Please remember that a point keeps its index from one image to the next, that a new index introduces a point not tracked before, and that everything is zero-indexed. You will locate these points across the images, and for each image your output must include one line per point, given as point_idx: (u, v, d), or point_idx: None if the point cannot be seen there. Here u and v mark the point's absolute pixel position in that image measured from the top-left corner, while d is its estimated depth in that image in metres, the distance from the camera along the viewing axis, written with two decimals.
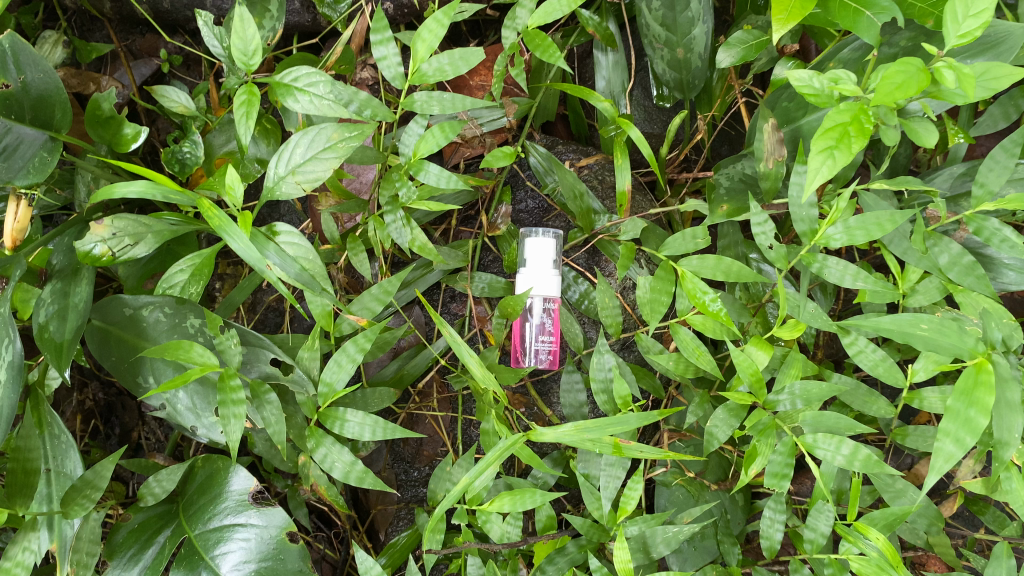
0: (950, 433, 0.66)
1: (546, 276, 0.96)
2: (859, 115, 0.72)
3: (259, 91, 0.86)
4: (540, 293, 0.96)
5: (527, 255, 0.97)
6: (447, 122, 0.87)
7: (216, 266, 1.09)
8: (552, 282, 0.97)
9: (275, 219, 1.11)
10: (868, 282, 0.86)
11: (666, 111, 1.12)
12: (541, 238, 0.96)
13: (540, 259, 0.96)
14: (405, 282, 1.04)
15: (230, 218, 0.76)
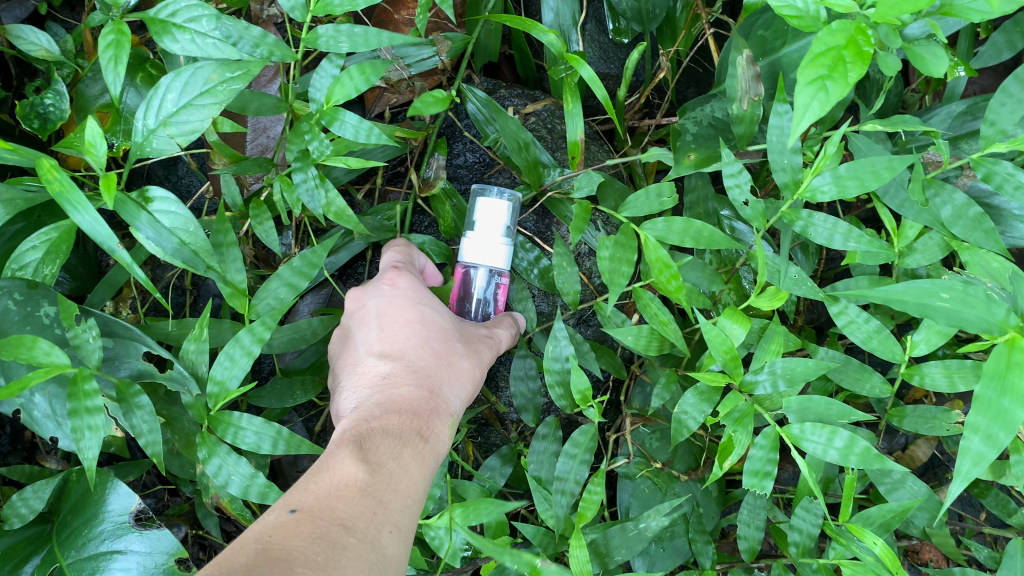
0: (980, 429, 0.52)
1: (492, 248, 0.80)
2: (857, 36, 0.58)
3: (129, 29, 0.70)
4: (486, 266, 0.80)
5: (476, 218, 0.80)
6: (365, 61, 0.70)
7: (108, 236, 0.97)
8: (499, 254, 0.80)
9: (172, 182, 0.95)
10: (860, 242, 0.72)
11: (623, 48, 1.00)
12: (492, 203, 0.78)
13: (489, 224, 0.79)
14: (330, 251, 0.89)
15: (76, 183, 0.61)
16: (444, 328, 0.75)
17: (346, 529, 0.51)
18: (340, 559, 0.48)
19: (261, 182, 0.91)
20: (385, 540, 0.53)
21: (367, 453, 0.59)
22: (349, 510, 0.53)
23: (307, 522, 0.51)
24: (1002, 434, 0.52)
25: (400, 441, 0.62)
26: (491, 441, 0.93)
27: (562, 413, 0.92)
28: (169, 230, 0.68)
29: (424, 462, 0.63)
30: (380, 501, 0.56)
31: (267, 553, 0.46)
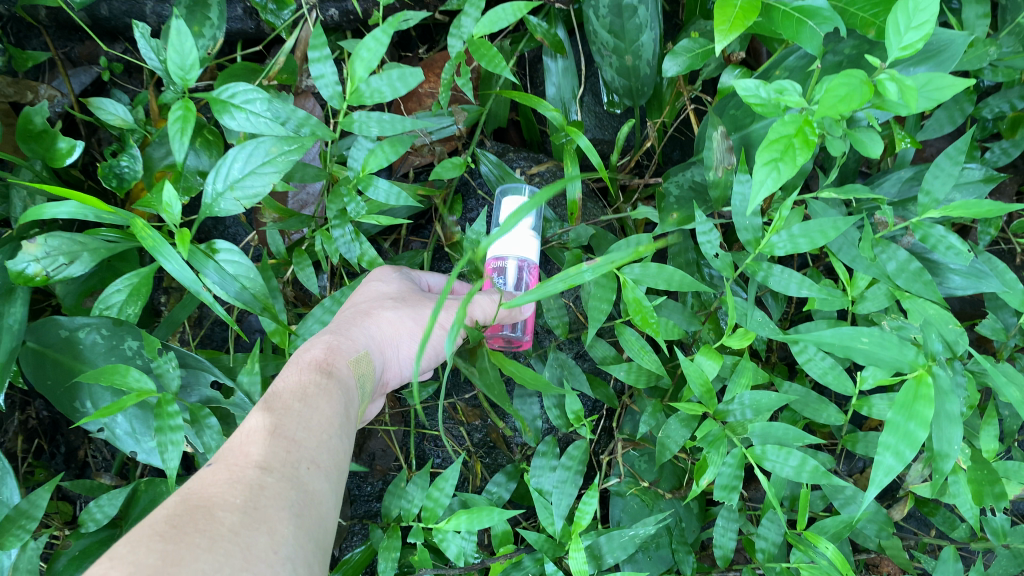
0: (890, 447, 0.66)
1: (526, 241, 0.90)
2: (804, 127, 0.71)
3: (194, 106, 0.82)
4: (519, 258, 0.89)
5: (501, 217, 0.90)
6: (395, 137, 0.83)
7: (161, 279, 1.08)
8: (530, 244, 0.90)
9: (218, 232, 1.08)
10: (814, 290, 0.85)
11: (616, 117, 1.14)
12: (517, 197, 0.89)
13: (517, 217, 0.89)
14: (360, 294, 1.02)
15: (166, 240, 0.74)
16: (379, 295, 0.86)
17: (261, 470, 0.62)
18: (257, 499, 0.60)
19: (301, 232, 1.04)
20: (301, 475, 0.65)
21: (273, 403, 0.70)
22: (262, 452, 0.65)
23: (223, 470, 0.62)
24: (908, 451, 0.66)
25: (304, 383, 0.73)
26: (498, 462, 1.04)
27: (562, 437, 1.04)
28: (233, 276, 0.81)
29: (332, 398, 0.73)
30: (290, 440, 0.67)
31: (187, 503, 0.57)
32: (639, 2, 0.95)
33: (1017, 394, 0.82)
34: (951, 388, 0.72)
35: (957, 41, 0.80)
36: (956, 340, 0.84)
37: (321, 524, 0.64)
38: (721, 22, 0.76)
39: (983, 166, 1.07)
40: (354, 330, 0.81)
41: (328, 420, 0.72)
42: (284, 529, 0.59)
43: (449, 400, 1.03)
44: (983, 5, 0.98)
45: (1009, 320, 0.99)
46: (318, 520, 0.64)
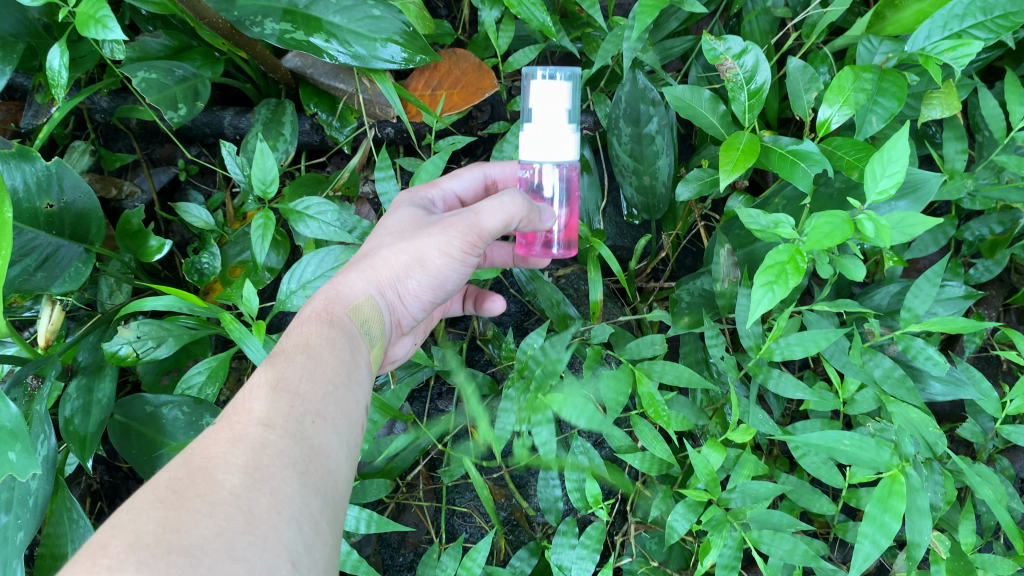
0: (868, 534, 0.77)
1: (560, 134, 0.87)
2: (795, 255, 0.83)
3: (273, 215, 0.98)
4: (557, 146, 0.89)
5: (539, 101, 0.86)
6: None
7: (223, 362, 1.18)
8: (565, 142, 0.88)
9: (285, 328, 1.21)
10: (807, 392, 0.96)
11: (634, 228, 1.26)
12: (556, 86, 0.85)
13: (553, 105, 0.86)
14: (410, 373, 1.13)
15: (250, 332, 0.90)
16: (384, 229, 0.88)
17: (264, 427, 0.65)
18: (261, 458, 0.62)
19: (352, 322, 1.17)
20: (307, 429, 0.67)
21: (278, 358, 0.74)
22: (265, 408, 0.67)
23: (226, 427, 0.65)
24: (884, 540, 0.76)
25: (309, 336, 0.78)
26: (520, 539, 1.14)
27: (580, 517, 1.14)
28: None
29: (334, 347, 0.77)
30: (292, 393, 0.70)
31: (188, 466, 0.59)
32: (657, 131, 1.08)
33: (989, 492, 0.92)
34: (922, 485, 0.85)
35: (930, 181, 0.92)
36: (936, 441, 0.94)
37: (327, 477, 0.66)
38: (726, 162, 0.91)
39: (967, 283, 1.19)
40: (352, 275, 0.85)
41: (332, 370, 0.75)
42: (287, 488, 0.60)
43: (478, 480, 1.14)
44: (962, 142, 1.10)
45: (987, 424, 1.10)
46: (323, 473, 0.66)
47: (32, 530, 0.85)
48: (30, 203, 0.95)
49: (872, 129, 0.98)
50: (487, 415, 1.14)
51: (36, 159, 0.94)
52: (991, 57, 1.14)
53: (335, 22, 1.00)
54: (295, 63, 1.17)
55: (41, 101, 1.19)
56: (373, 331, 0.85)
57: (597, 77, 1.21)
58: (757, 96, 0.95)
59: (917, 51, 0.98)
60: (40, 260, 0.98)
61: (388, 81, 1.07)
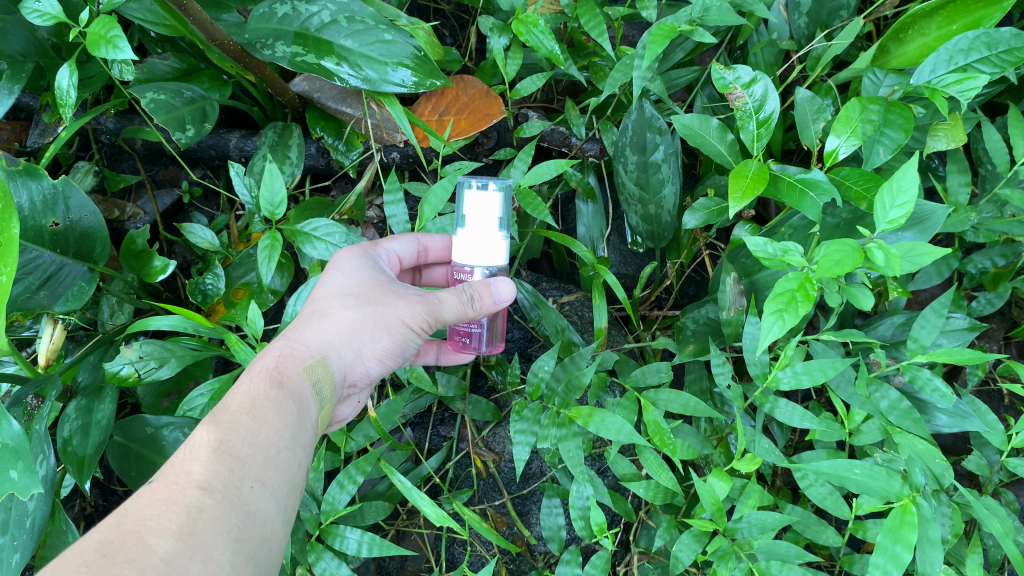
0: (879, 566, 0.79)
1: (490, 241, 0.91)
2: (805, 283, 0.82)
3: (280, 236, 0.98)
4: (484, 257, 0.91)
5: (471, 207, 0.90)
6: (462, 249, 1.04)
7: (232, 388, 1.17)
8: (498, 247, 0.91)
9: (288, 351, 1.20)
10: (814, 422, 0.95)
11: (639, 255, 1.25)
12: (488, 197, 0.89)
13: (483, 208, 0.90)
14: (413, 400, 1.11)
15: (254, 353, 0.91)
16: (344, 289, 0.87)
17: (201, 491, 0.63)
18: (194, 524, 0.60)
19: None
20: (245, 494, 0.66)
21: (222, 416, 0.71)
22: (205, 470, 0.66)
23: (162, 489, 0.62)
24: (895, 570, 0.78)
25: (254, 394, 0.75)
26: (521, 569, 1.11)
27: (584, 546, 1.12)
28: None
29: (281, 409, 0.75)
30: (233, 456, 0.68)
31: (121, 529, 0.58)
32: (663, 160, 1.08)
33: (997, 526, 0.91)
34: (932, 516, 0.85)
35: (938, 212, 0.93)
36: (942, 472, 0.94)
37: (261, 545, 0.65)
38: (735, 190, 0.91)
39: (970, 315, 1.19)
40: (308, 330, 0.82)
41: (279, 434, 0.73)
42: (219, 557, 0.59)
43: (480, 507, 1.12)
44: (965, 175, 1.11)
45: (992, 457, 1.09)
46: (257, 540, 0.64)
47: (27, 552, 0.84)
48: (35, 221, 0.95)
49: (879, 159, 0.98)
50: (489, 441, 1.14)
51: (43, 176, 0.95)
52: (993, 91, 1.16)
53: (347, 46, 1.00)
54: (302, 87, 1.18)
55: (48, 120, 1.18)
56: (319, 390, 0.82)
57: (603, 106, 1.22)
58: (766, 125, 0.95)
59: (922, 84, 0.99)
60: (44, 278, 0.97)
61: (398, 106, 1.07)
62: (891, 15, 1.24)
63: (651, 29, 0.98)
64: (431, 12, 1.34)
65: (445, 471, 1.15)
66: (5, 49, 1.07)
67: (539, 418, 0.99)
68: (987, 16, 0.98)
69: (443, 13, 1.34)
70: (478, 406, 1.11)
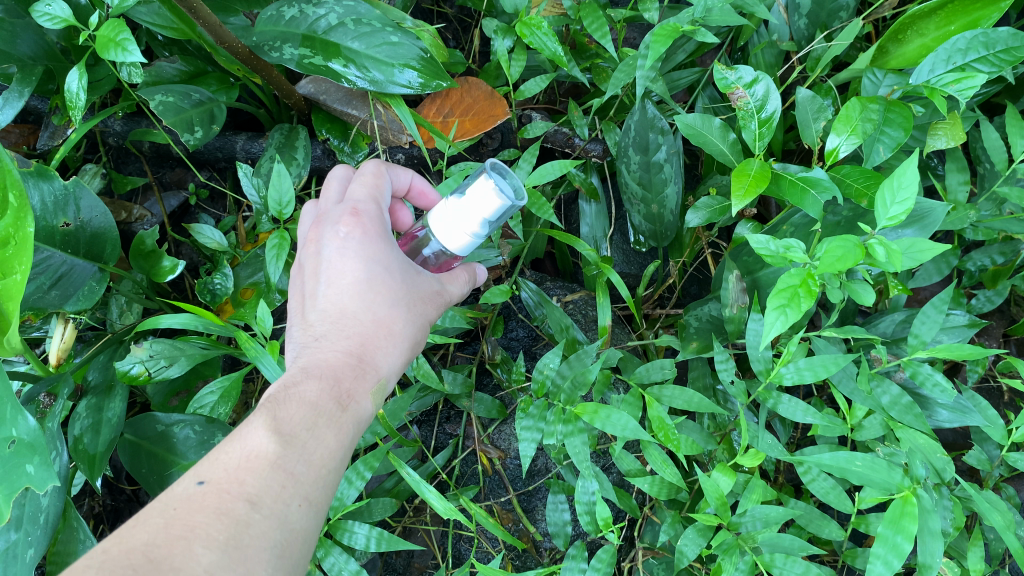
0: (880, 556, 0.80)
1: (457, 235, 0.80)
2: (807, 279, 0.84)
3: (288, 235, 0.99)
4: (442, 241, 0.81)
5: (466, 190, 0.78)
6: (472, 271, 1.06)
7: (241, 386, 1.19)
8: (457, 238, 0.80)
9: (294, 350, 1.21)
10: (817, 417, 0.96)
11: (642, 254, 1.27)
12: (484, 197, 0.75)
13: (473, 203, 0.77)
14: (419, 397, 1.12)
15: (265, 351, 0.92)
16: (404, 292, 0.82)
17: (251, 506, 0.61)
18: (240, 538, 0.59)
19: None
20: (292, 512, 0.64)
21: (283, 425, 0.69)
22: (257, 483, 0.64)
23: (213, 496, 0.61)
24: (896, 561, 0.79)
25: (318, 410, 0.72)
26: (527, 565, 1.12)
27: (589, 542, 1.14)
28: None
29: (341, 432, 0.73)
30: (291, 474, 0.66)
31: (168, 532, 0.57)
32: (665, 160, 1.09)
33: (999, 519, 0.92)
34: (934, 508, 0.86)
35: (937, 210, 0.94)
36: (943, 467, 0.95)
37: (299, 562, 0.64)
38: (738, 188, 0.92)
39: (970, 312, 1.19)
40: (378, 346, 0.79)
41: (332, 454, 0.72)
42: (262, 575, 0.58)
43: (486, 503, 1.14)
44: (964, 173, 1.12)
45: (993, 452, 1.10)
46: (297, 558, 0.63)
47: (41, 547, 0.85)
48: (47, 222, 0.96)
49: (879, 157, 0.99)
50: (495, 438, 1.15)
51: (54, 177, 0.96)
52: (991, 91, 1.17)
53: (354, 48, 1.02)
54: (308, 89, 1.20)
55: (57, 123, 1.20)
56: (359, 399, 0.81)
57: (606, 107, 1.24)
58: (768, 124, 0.96)
59: (921, 83, 1.00)
60: (55, 278, 0.98)
61: (404, 106, 1.08)
62: (890, 17, 1.26)
63: (654, 30, 0.99)
64: (435, 15, 1.36)
65: (451, 468, 1.17)
66: (15, 52, 1.08)
67: (546, 414, 1.00)
68: (984, 17, 1.00)
69: (447, 16, 1.36)
70: (484, 403, 1.12)
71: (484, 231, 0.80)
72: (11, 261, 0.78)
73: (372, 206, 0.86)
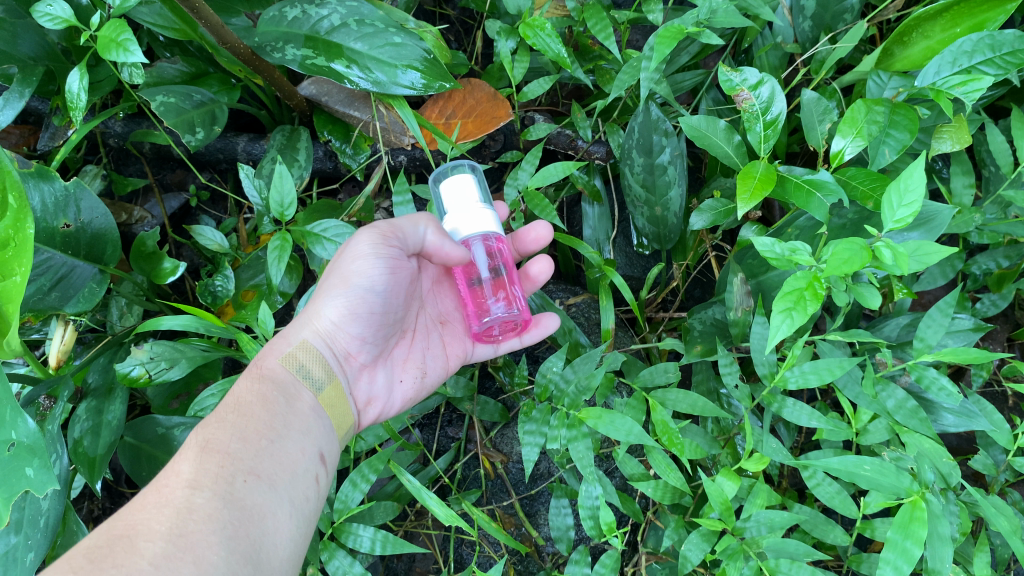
0: (890, 561, 0.79)
1: (479, 215, 0.91)
2: (813, 282, 0.83)
3: (290, 237, 0.99)
4: (477, 231, 0.91)
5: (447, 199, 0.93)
6: None
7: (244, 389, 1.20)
8: (486, 220, 0.91)
9: None
10: (822, 422, 0.95)
11: (645, 257, 1.26)
12: (458, 179, 0.92)
13: (461, 199, 0.92)
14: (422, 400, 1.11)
15: None
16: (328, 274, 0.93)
17: (191, 491, 0.68)
18: (184, 525, 0.65)
19: None
20: (237, 490, 0.71)
21: (209, 419, 0.78)
22: (194, 470, 0.71)
23: (154, 493, 0.68)
24: (905, 566, 0.79)
25: (239, 394, 0.82)
26: (529, 570, 1.11)
27: (592, 546, 1.13)
28: None
29: (263, 403, 0.81)
30: (220, 451, 0.74)
31: (110, 533, 0.63)
32: (669, 162, 1.09)
33: (1005, 523, 0.92)
34: (942, 513, 0.86)
35: (943, 213, 0.94)
36: (950, 471, 0.96)
37: (261, 540, 0.70)
38: (743, 191, 0.92)
39: (974, 316, 1.19)
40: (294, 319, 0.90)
41: (264, 426, 0.79)
42: (211, 556, 0.64)
43: (488, 507, 1.13)
44: (969, 176, 1.12)
45: (999, 457, 1.09)
46: (256, 535, 0.69)
47: (41, 551, 0.85)
48: (47, 222, 0.95)
49: (885, 159, 0.99)
50: (497, 442, 1.15)
51: (55, 179, 0.95)
52: (996, 94, 1.17)
53: (356, 49, 1.01)
54: (310, 90, 1.19)
55: (59, 123, 1.18)
56: (314, 374, 0.88)
57: (610, 108, 1.23)
58: (773, 127, 0.96)
59: (927, 85, 1.00)
60: (56, 280, 0.98)
61: (407, 108, 1.07)
62: (893, 19, 1.25)
63: (659, 31, 0.99)
64: (437, 16, 1.35)
65: (453, 472, 1.16)
66: (15, 53, 1.07)
67: (549, 418, 0.99)
68: (990, 19, 0.99)
69: (449, 18, 1.35)
70: (487, 406, 1.11)
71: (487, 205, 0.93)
72: (11, 263, 0.77)
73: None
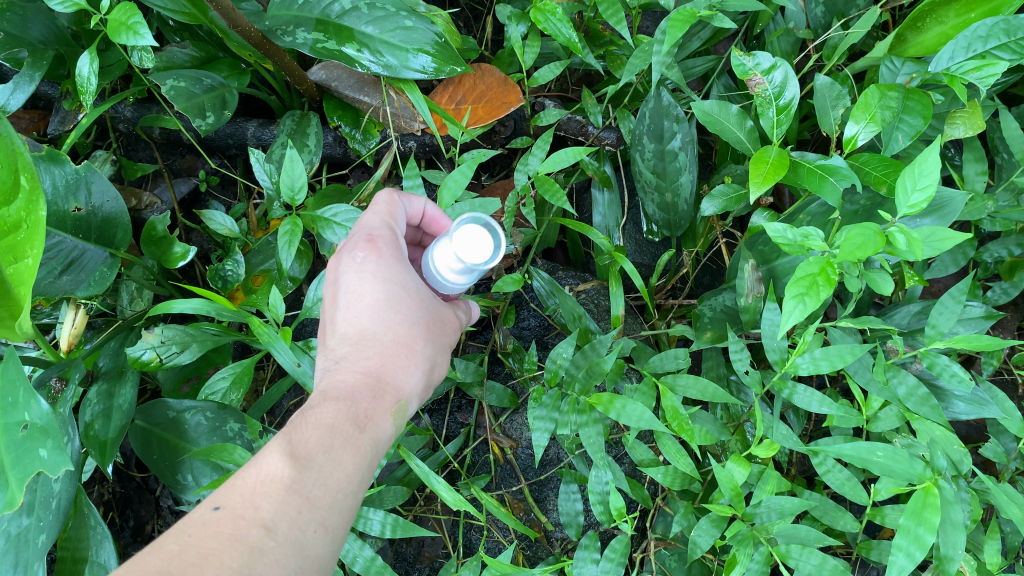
0: (902, 547, 0.79)
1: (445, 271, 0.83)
2: (827, 267, 0.82)
3: (301, 222, 0.98)
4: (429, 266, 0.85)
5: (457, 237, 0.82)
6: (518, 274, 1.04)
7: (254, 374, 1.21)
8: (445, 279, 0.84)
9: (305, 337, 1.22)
10: (832, 408, 0.95)
11: (655, 244, 1.26)
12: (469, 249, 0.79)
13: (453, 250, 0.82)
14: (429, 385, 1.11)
15: (278, 336, 0.91)
16: (428, 321, 0.80)
17: (265, 532, 0.58)
18: (254, 565, 0.55)
19: None
20: (307, 540, 0.60)
21: (297, 448, 0.65)
22: (272, 507, 0.60)
23: (228, 522, 0.58)
24: (917, 553, 0.79)
25: (335, 432, 0.68)
26: (538, 555, 1.11)
27: (602, 532, 1.14)
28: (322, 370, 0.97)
29: (358, 454, 0.68)
30: (306, 498, 0.62)
31: (182, 560, 0.53)
32: (680, 148, 1.08)
33: (1017, 511, 0.91)
34: (954, 500, 0.86)
35: (957, 199, 0.93)
36: (960, 459, 0.94)
37: None
38: (756, 176, 0.91)
39: (986, 304, 1.18)
40: (403, 365, 0.75)
41: (349, 480, 0.66)
42: None
43: (497, 492, 1.13)
44: (981, 163, 1.11)
45: (1010, 445, 1.09)
46: None
47: (53, 532, 0.85)
48: (58, 206, 0.96)
49: (898, 145, 0.99)
50: (507, 428, 1.14)
51: (65, 162, 0.96)
52: (1011, 80, 1.15)
53: (368, 33, 1.01)
54: (320, 76, 1.19)
55: (68, 108, 1.19)
56: None
57: (620, 94, 1.23)
58: (786, 112, 0.95)
59: (940, 71, 0.98)
60: (68, 264, 0.98)
61: (417, 92, 1.07)
62: (907, 5, 1.24)
63: (671, 15, 0.98)
64: (447, 2, 1.35)
65: (463, 458, 1.17)
66: (26, 36, 1.08)
67: (560, 404, 0.99)
68: (1005, 5, 0.98)
69: (459, 4, 1.35)
70: (495, 391, 1.11)
71: (465, 276, 0.83)
72: (22, 245, 0.77)
73: (386, 230, 0.81)
